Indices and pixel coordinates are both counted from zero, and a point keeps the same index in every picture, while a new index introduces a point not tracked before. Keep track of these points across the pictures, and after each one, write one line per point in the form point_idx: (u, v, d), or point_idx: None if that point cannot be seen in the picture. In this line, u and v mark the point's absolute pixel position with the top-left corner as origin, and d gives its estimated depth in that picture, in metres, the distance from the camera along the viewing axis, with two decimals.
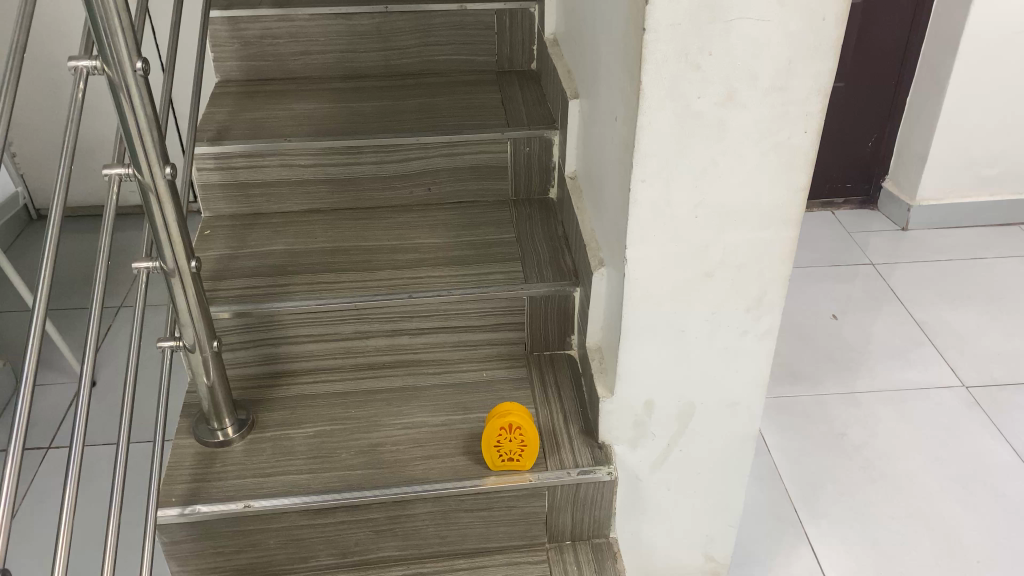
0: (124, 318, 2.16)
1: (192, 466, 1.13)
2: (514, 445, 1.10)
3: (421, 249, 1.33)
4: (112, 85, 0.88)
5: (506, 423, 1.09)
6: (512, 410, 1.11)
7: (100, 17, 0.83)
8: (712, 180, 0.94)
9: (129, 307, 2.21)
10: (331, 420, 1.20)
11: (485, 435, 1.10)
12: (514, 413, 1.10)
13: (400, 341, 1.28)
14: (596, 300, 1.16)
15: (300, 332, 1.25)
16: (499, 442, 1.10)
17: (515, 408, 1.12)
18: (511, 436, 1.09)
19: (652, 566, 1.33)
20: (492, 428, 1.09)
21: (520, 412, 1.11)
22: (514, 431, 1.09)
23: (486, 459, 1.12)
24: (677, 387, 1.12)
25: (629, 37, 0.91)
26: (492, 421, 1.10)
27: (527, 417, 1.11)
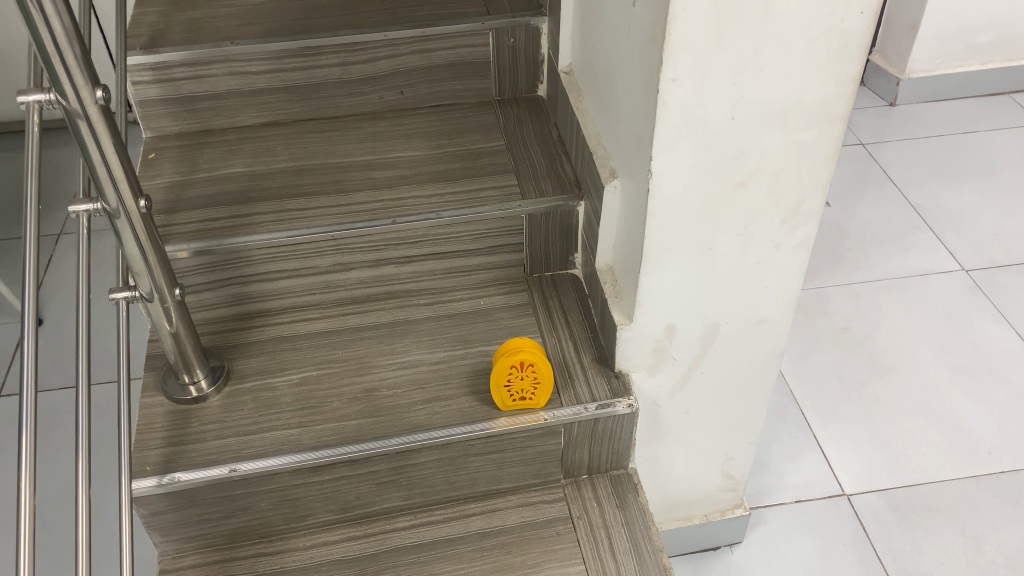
0: (67, 246, 1.98)
1: (165, 427, 1.01)
2: (527, 383, 0.99)
3: (401, 165, 1.17)
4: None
5: (517, 361, 0.98)
6: (525, 343, 0.98)
7: None
8: (752, 76, 0.80)
9: (71, 233, 2.02)
10: (317, 365, 1.08)
11: (495, 373, 0.99)
12: (529, 349, 0.98)
13: (386, 271, 1.15)
14: (608, 218, 1.04)
15: (272, 268, 1.11)
16: (509, 381, 0.99)
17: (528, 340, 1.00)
18: (523, 374, 0.99)
19: (668, 489, 1.26)
20: (503, 365, 0.98)
21: (534, 345, 0.99)
22: (528, 369, 0.98)
23: (494, 398, 1.02)
24: (702, 309, 1.02)
25: None
26: (503, 356, 0.98)
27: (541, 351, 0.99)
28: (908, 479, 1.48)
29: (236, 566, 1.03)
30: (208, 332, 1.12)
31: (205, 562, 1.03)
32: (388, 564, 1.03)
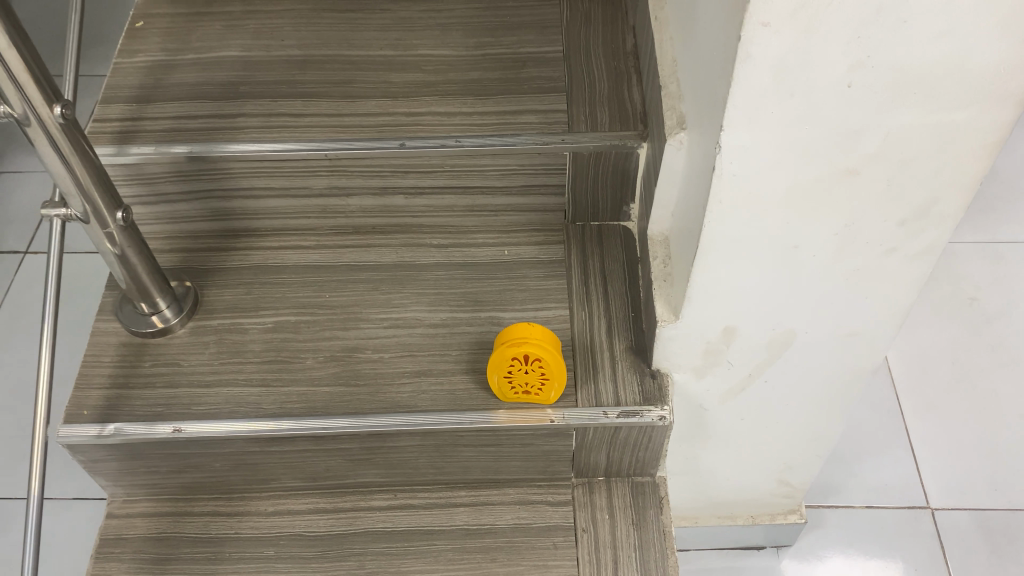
0: (94, 86, 1.82)
1: (114, 363, 0.87)
2: (532, 377, 0.80)
3: (427, 67, 0.96)
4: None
5: (521, 354, 0.78)
6: (529, 334, 0.79)
7: None
8: (888, 28, 0.52)
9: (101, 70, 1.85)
10: (298, 309, 0.91)
11: (494, 362, 0.80)
12: (533, 344, 0.78)
13: (394, 202, 0.94)
14: (669, 177, 0.79)
15: (256, 184, 0.92)
16: (510, 372, 0.80)
17: (536, 328, 0.80)
18: (528, 368, 0.79)
19: (709, 488, 1.06)
20: (501, 357, 0.79)
21: (542, 336, 0.79)
22: (532, 366, 0.79)
23: (492, 387, 0.83)
24: (773, 314, 0.78)
25: None
26: (501, 348, 0.79)
27: (551, 345, 0.79)
28: (1012, 501, 1.23)
29: (187, 524, 0.91)
30: (184, 249, 0.96)
31: (156, 513, 0.91)
32: (353, 551, 0.88)
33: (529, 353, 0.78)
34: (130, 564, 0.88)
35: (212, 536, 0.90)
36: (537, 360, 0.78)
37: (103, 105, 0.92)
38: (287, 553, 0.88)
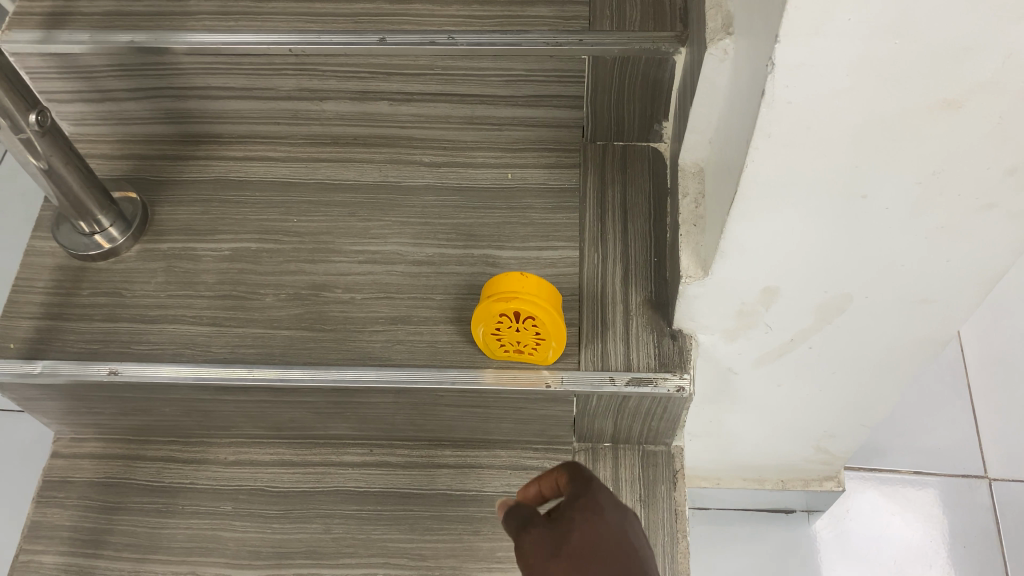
0: None
1: (48, 290, 0.75)
2: (525, 336, 0.67)
3: None
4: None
5: (512, 309, 0.65)
6: (520, 288, 0.65)
7: None
8: None
9: None
10: (260, 234, 0.78)
11: (480, 317, 0.67)
12: (523, 302, 0.64)
13: (377, 109, 0.79)
14: (709, 96, 0.63)
15: (212, 83, 0.77)
16: (499, 330, 0.67)
17: (532, 280, 0.66)
18: (520, 326, 0.66)
19: (734, 450, 0.94)
20: (488, 314, 0.66)
21: (538, 290, 0.65)
22: (524, 326, 0.66)
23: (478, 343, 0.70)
24: (826, 274, 0.63)
25: None
26: (486, 303, 0.66)
27: (548, 303, 0.65)
28: None
29: (139, 470, 0.81)
30: (136, 157, 0.82)
31: (106, 455, 0.82)
32: (320, 511, 0.78)
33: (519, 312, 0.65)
34: (74, 512, 0.79)
35: (164, 485, 0.80)
36: (530, 320, 0.65)
37: None
38: (246, 510, 0.78)
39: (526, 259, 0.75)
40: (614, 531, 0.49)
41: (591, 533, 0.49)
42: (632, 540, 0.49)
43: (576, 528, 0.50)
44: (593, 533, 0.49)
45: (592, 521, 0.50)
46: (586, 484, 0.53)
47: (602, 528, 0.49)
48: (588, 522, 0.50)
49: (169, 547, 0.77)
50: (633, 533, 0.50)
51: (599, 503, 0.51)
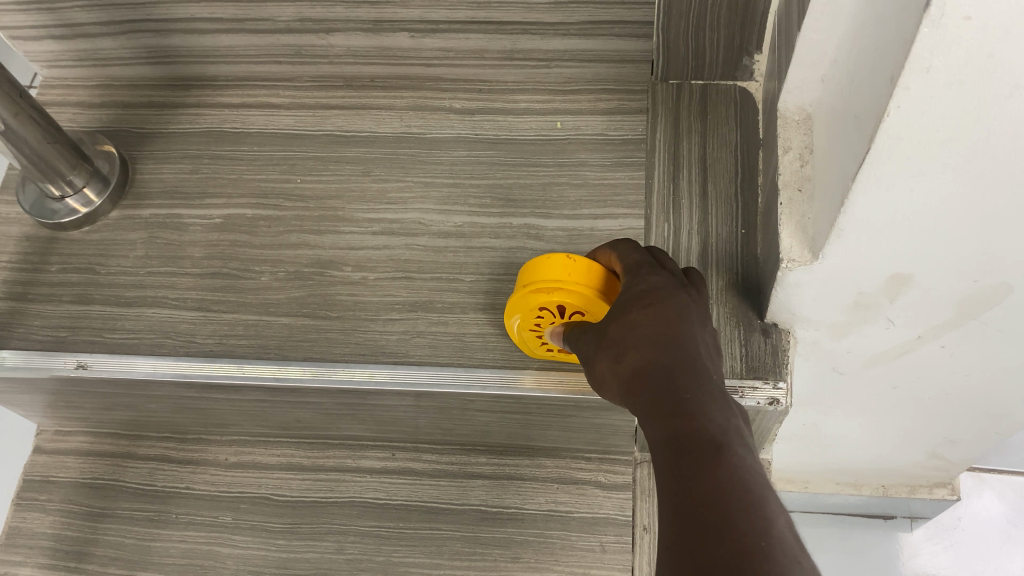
0: None
1: (13, 266, 0.64)
2: None
3: None
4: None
5: (553, 303, 0.50)
6: (565, 275, 0.50)
7: None
8: None
9: None
10: (259, 198, 0.65)
11: (515, 312, 0.52)
12: (569, 294, 0.49)
13: (396, 43, 0.64)
14: (828, 16, 0.46)
15: (197, 13, 0.63)
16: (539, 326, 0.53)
17: (581, 261, 0.50)
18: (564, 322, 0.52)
19: (830, 453, 0.78)
20: (524, 307, 0.51)
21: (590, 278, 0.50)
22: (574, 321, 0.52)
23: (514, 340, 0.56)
24: (983, 262, 0.46)
25: None
26: (522, 293, 0.51)
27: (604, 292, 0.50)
28: None
29: (129, 470, 0.70)
30: (120, 106, 0.70)
31: (93, 452, 0.71)
32: (332, 527, 0.66)
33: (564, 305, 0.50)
34: (57, 518, 0.69)
35: (157, 490, 0.69)
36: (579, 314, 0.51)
37: None
38: (248, 522, 0.67)
39: (578, 230, 0.60)
40: (653, 299, 0.42)
41: (625, 315, 0.41)
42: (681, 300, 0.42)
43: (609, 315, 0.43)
44: (628, 307, 0.42)
45: (626, 300, 0.43)
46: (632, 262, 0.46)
47: (633, 306, 0.42)
48: (628, 284, 0.44)
49: (161, 563, 0.67)
50: (684, 295, 0.42)
51: (638, 275, 0.45)
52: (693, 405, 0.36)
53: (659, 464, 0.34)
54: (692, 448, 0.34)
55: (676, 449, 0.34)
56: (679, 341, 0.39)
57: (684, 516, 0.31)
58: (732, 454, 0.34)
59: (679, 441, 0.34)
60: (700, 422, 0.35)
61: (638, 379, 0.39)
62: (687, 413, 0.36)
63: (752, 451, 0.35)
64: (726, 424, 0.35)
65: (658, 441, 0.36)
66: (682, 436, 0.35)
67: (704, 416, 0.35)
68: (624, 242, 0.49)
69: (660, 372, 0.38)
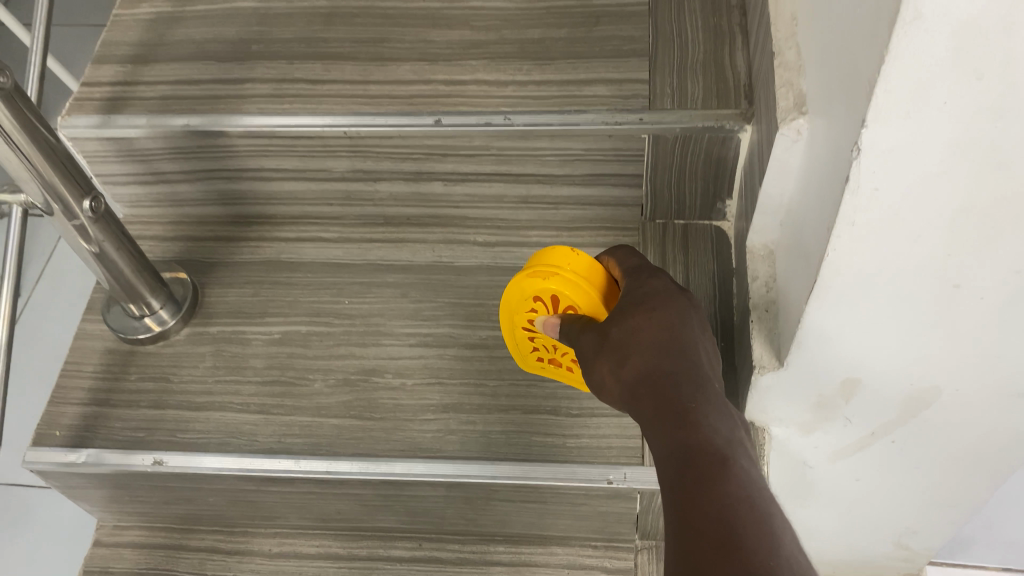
0: None
1: (97, 376, 0.74)
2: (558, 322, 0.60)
3: (475, 23, 0.77)
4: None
5: (549, 289, 0.58)
6: (566, 264, 0.57)
7: None
8: None
9: None
10: (311, 317, 0.76)
11: (516, 289, 0.60)
12: (564, 281, 0.57)
13: (430, 189, 0.77)
14: (780, 180, 0.60)
15: (266, 165, 0.76)
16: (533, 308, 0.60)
17: (584, 259, 0.58)
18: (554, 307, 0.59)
19: (807, 544, 0.87)
20: (525, 287, 0.59)
21: (589, 274, 0.58)
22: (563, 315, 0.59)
23: (506, 320, 0.64)
24: (913, 370, 0.57)
25: None
26: (521, 274, 0.59)
27: (599, 290, 0.57)
28: None
29: (181, 560, 0.78)
30: (190, 239, 0.82)
31: (148, 544, 0.79)
32: None
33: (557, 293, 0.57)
34: None
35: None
36: (568, 308, 0.58)
37: (95, 66, 0.78)
38: None
39: None
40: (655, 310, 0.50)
41: (628, 322, 0.50)
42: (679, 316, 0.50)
43: (613, 320, 0.51)
44: (631, 319, 0.50)
45: (628, 308, 0.51)
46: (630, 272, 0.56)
47: (636, 316, 0.50)
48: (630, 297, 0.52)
49: None
50: (680, 309, 0.50)
51: (637, 285, 0.53)
52: (698, 414, 0.43)
53: (669, 464, 0.42)
54: (697, 455, 0.41)
55: (684, 454, 0.42)
56: (680, 354, 0.47)
57: (691, 508, 0.39)
58: (731, 459, 0.41)
59: (688, 447, 0.42)
60: (704, 430, 0.43)
61: (647, 384, 0.46)
62: (692, 421, 0.43)
63: (747, 453, 0.43)
64: (725, 429, 0.43)
65: (665, 444, 0.43)
66: (691, 442, 0.42)
67: (706, 426, 0.43)
68: (619, 249, 0.60)
69: (666, 380, 0.46)
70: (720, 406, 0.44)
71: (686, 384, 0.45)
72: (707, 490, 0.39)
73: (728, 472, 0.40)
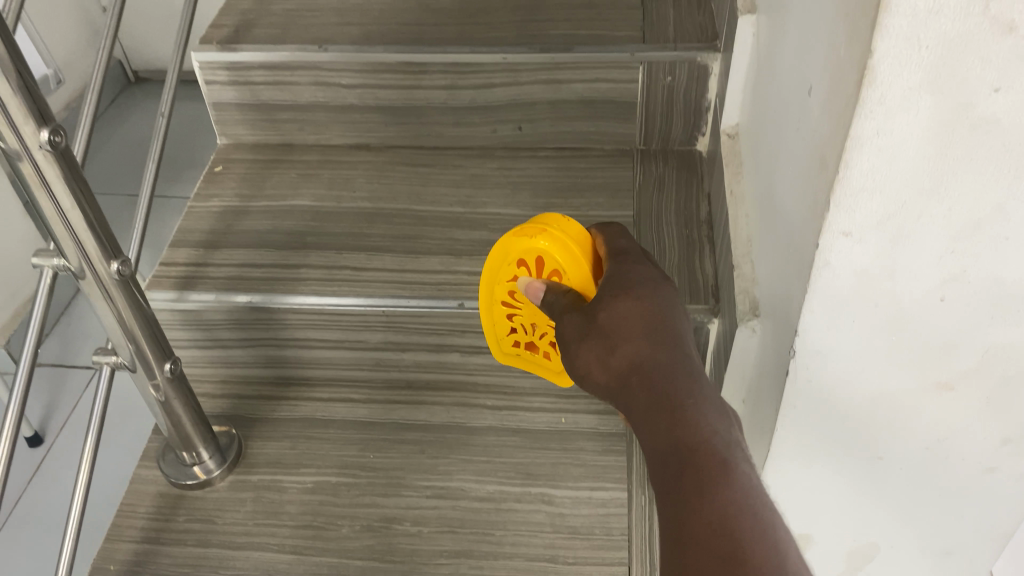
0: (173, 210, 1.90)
1: (149, 516, 0.84)
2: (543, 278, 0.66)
3: (494, 226, 0.93)
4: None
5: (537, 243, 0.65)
6: (555, 225, 0.65)
7: None
8: (982, 238, 0.49)
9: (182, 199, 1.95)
10: (340, 469, 0.87)
11: (508, 246, 0.67)
12: (552, 237, 0.64)
13: (449, 360, 0.90)
14: (739, 365, 0.74)
15: (311, 335, 0.90)
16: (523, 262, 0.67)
17: (575, 228, 0.66)
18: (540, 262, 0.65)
19: None
20: (516, 245, 0.67)
21: (579, 240, 0.65)
22: (546, 273, 0.66)
23: (495, 280, 0.71)
24: (854, 527, 0.69)
25: None
26: (515, 232, 0.67)
27: (586, 258, 0.64)
28: None
29: None
30: (236, 396, 0.94)
31: None
32: None
33: (545, 248, 0.64)
34: None
35: None
36: (554, 268, 0.65)
37: (172, 248, 0.93)
38: None
39: (579, 498, 0.83)
40: (646, 304, 0.55)
41: (620, 311, 0.55)
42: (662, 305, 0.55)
43: (604, 307, 0.55)
44: (619, 304, 0.55)
45: (618, 297, 0.56)
46: (614, 254, 0.62)
47: (626, 307, 0.55)
48: (614, 285, 0.57)
49: None
50: (664, 299, 0.55)
51: (624, 273, 0.58)
52: (690, 407, 0.48)
53: (667, 464, 0.46)
54: (692, 451, 0.45)
55: (679, 450, 0.46)
56: (667, 345, 0.52)
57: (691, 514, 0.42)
58: (730, 458, 0.45)
59: (689, 450, 0.46)
60: (702, 429, 0.46)
61: (644, 379, 0.51)
62: (687, 416, 0.47)
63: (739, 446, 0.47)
64: (721, 425, 0.47)
65: (663, 441, 0.47)
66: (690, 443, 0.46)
67: (704, 423, 0.47)
68: (610, 225, 0.66)
69: (662, 376, 0.50)
70: (715, 401, 0.49)
71: (683, 382, 0.49)
72: (706, 489, 0.43)
73: (728, 473, 0.44)
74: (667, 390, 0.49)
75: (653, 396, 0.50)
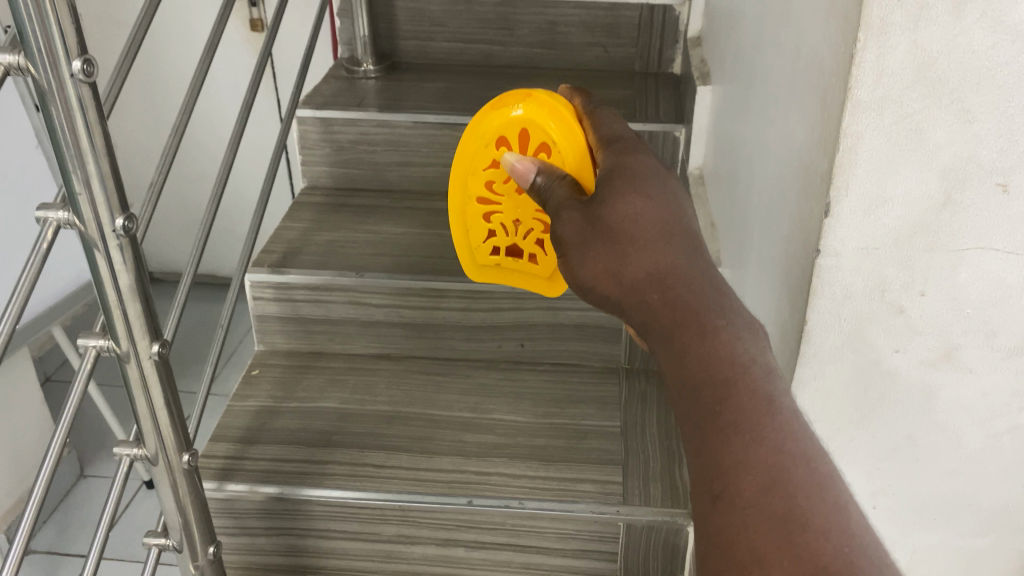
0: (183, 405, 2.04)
1: None
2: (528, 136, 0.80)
3: (499, 430, 1.06)
4: (71, 201, 0.67)
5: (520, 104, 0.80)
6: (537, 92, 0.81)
7: (68, 157, 0.64)
8: (902, 463, 0.65)
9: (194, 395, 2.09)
10: None
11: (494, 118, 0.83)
12: (534, 99, 0.80)
13: (453, 552, 1.01)
14: None
15: (332, 526, 1.00)
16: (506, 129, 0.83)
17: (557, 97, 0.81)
18: (524, 119, 0.81)
19: None
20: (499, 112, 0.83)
21: (561, 104, 0.79)
22: (533, 134, 0.80)
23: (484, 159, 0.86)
24: None
25: (799, 258, 0.62)
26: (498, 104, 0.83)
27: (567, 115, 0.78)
28: None
29: None
30: None
31: None
32: None
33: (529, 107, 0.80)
34: None
35: None
36: (539, 127, 0.79)
37: (212, 442, 1.05)
38: None
39: None
40: (653, 210, 0.58)
41: (628, 213, 0.58)
42: (668, 214, 0.57)
43: (609, 206, 0.59)
44: (626, 206, 0.59)
45: (624, 201, 0.59)
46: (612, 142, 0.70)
47: (634, 212, 0.58)
48: (621, 185, 0.60)
49: None
50: (667, 200, 0.59)
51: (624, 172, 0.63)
52: (721, 330, 0.48)
53: (699, 393, 0.45)
54: (728, 386, 0.44)
55: (712, 384, 0.45)
56: (683, 250, 0.55)
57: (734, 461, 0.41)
58: (766, 387, 0.44)
59: (727, 381, 0.45)
60: (733, 352, 0.46)
61: (664, 297, 0.52)
62: (717, 338, 0.47)
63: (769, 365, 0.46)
64: (752, 347, 0.47)
65: (691, 367, 0.47)
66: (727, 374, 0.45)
67: (735, 345, 0.47)
68: (603, 119, 0.75)
69: (685, 295, 0.51)
70: (743, 322, 0.49)
71: (709, 304, 0.50)
72: (745, 428, 0.42)
73: (767, 406, 0.43)
74: (692, 309, 0.50)
75: (677, 319, 0.50)
